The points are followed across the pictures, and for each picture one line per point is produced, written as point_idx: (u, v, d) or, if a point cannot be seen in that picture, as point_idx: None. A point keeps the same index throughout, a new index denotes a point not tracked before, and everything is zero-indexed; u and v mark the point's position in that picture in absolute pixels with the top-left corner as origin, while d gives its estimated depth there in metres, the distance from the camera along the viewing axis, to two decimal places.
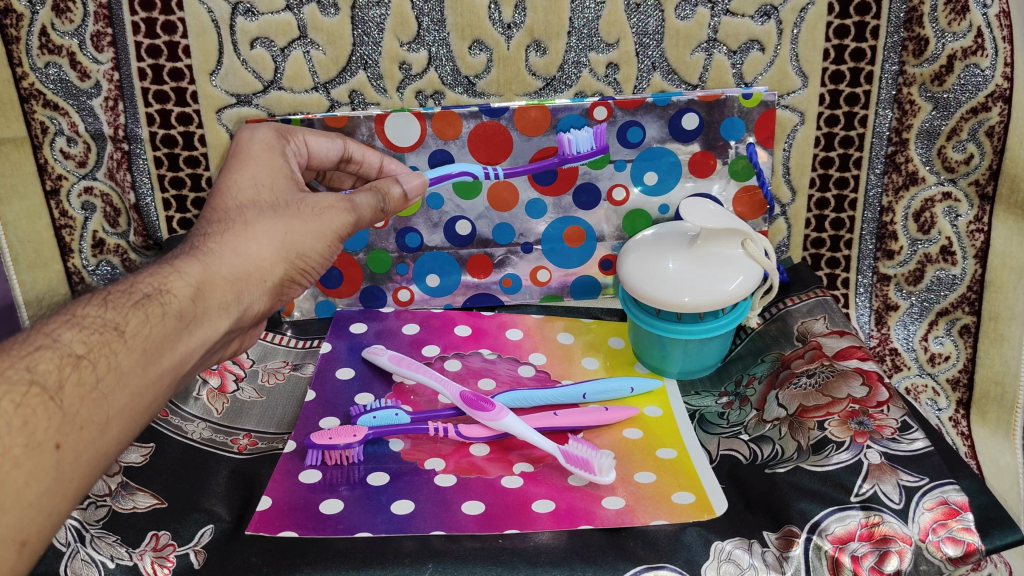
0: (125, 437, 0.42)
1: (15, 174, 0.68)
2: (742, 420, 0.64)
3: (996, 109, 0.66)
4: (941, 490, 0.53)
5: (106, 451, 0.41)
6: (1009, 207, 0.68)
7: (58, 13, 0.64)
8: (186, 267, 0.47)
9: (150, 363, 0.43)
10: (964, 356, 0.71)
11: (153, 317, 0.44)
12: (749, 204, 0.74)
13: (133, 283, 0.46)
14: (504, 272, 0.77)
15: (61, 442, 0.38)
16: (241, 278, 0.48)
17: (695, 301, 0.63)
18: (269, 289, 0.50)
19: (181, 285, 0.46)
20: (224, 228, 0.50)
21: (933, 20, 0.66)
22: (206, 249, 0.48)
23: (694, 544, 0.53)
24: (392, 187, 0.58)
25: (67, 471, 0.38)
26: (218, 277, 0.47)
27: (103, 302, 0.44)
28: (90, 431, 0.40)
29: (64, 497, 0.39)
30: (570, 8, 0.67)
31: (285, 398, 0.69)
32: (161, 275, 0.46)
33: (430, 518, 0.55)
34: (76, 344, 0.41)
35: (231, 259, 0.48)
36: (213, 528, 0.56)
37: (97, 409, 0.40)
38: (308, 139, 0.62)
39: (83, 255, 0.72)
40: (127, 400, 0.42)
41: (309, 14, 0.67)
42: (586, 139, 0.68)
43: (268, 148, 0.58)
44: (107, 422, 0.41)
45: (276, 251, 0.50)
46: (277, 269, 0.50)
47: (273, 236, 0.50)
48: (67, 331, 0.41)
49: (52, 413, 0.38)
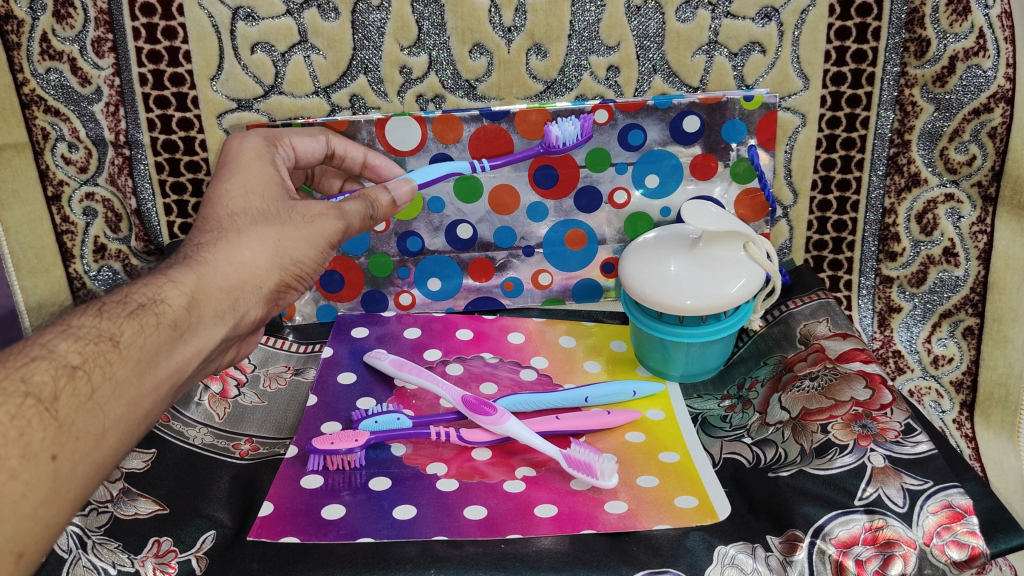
0: (123, 447, 0.42)
1: (16, 180, 0.68)
2: (745, 423, 0.64)
3: (998, 110, 0.66)
4: (946, 493, 0.53)
5: (102, 461, 0.41)
6: (1012, 207, 0.68)
7: (59, 19, 0.64)
8: (180, 276, 0.47)
9: (146, 372, 0.43)
10: (968, 358, 0.71)
11: (148, 326, 0.44)
12: (751, 207, 0.74)
13: (127, 293, 0.46)
14: (505, 275, 0.77)
15: (57, 453, 0.38)
16: (237, 287, 0.48)
17: (697, 303, 0.62)
18: (265, 295, 0.50)
19: (175, 293, 0.46)
20: (217, 236, 0.50)
21: (934, 21, 0.66)
22: (200, 258, 0.48)
23: (698, 549, 0.52)
24: (380, 195, 0.59)
25: (64, 481, 0.39)
26: (213, 286, 0.47)
27: (98, 311, 0.44)
28: (87, 442, 0.40)
29: (62, 506, 0.39)
30: (571, 12, 0.67)
31: (286, 403, 0.69)
32: (155, 284, 0.46)
33: (432, 523, 0.55)
34: (71, 354, 0.41)
35: (225, 267, 0.48)
36: (215, 534, 0.56)
37: (93, 419, 0.40)
38: (295, 141, 0.63)
39: (84, 260, 0.72)
40: (123, 409, 0.42)
41: (309, 18, 0.67)
42: (574, 133, 0.67)
43: (258, 156, 0.58)
44: (104, 432, 0.41)
45: (271, 259, 0.50)
46: (272, 276, 0.50)
47: (266, 242, 0.50)
48: (62, 341, 0.41)
49: (48, 423, 0.38)
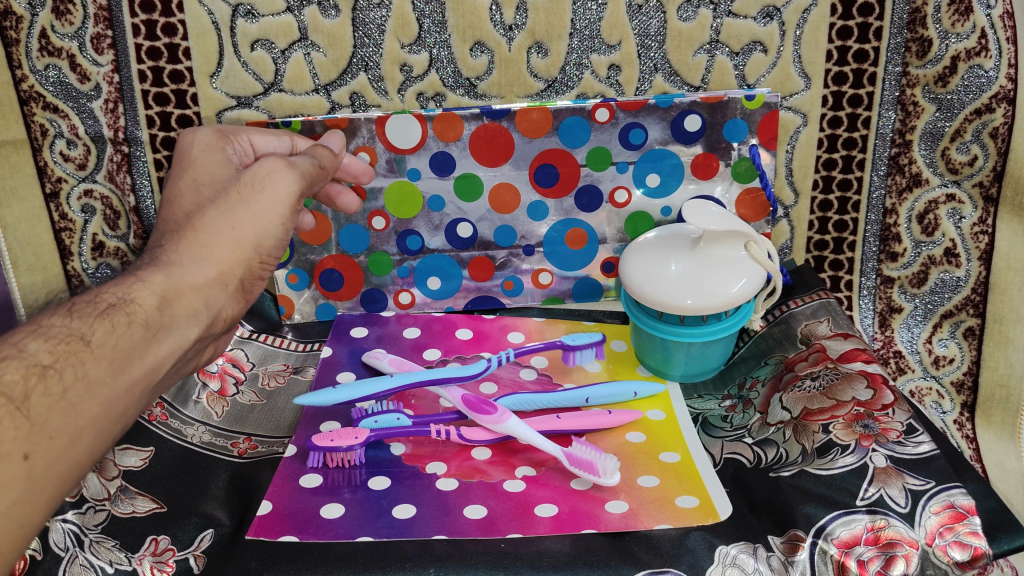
0: (97, 447, 0.42)
1: (15, 177, 0.67)
2: (746, 423, 0.63)
3: (1000, 110, 0.66)
4: (948, 493, 0.52)
5: (77, 461, 0.41)
6: (1013, 208, 0.68)
7: (58, 15, 0.64)
8: (150, 276, 0.46)
9: (120, 371, 0.43)
10: (969, 358, 0.71)
11: (119, 326, 0.43)
12: (751, 206, 0.73)
13: (98, 293, 0.45)
14: (505, 274, 0.76)
15: (30, 452, 0.38)
16: (209, 284, 0.48)
17: (698, 303, 0.62)
18: (234, 291, 0.50)
19: (146, 293, 0.45)
20: (178, 236, 0.49)
21: (936, 21, 0.66)
22: (167, 258, 0.48)
23: (699, 548, 0.52)
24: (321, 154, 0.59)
25: (38, 481, 0.38)
26: (186, 285, 0.47)
27: (68, 312, 0.44)
28: (61, 442, 0.39)
29: (37, 506, 0.39)
30: (572, 10, 0.67)
31: (285, 401, 0.69)
32: (126, 284, 0.46)
33: (431, 522, 0.54)
34: (42, 353, 0.41)
35: (194, 266, 0.47)
36: (213, 532, 0.55)
37: (67, 419, 0.40)
38: (254, 137, 0.61)
39: (83, 257, 0.71)
40: (97, 409, 0.41)
41: (310, 15, 0.66)
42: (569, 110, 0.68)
43: (216, 155, 0.58)
44: (79, 432, 0.40)
45: (235, 251, 0.49)
46: (239, 268, 0.49)
47: (222, 236, 0.49)
48: (34, 341, 0.41)
49: (20, 423, 0.38)
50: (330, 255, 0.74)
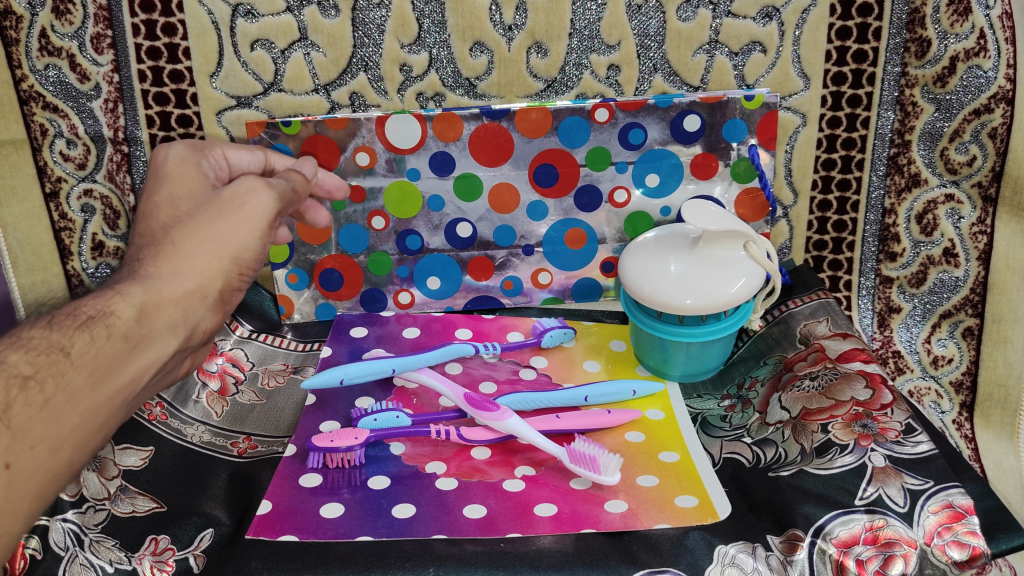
0: (78, 457, 0.43)
1: (15, 176, 0.68)
2: (745, 423, 0.64)
3: (999, 110, 0.66)
4: (947, 493, 0.52)
5: (58, 471, 0.42)
6: (1012, 208, 0.68)
7: (58, 15, 0.64)
8: (128, 289, 0.46)
9: (99, 383, 0.43)
10: (968, 358, 0.71)
11: (99, 337, 0.44)
12: (751, 206, 0.73)
13: (77, 305, 0.45)
14: (505, 274, 0.76)
15: (10, 462, 0.39)
16: (187, 295, 0.48)
17: (697, 303, 0.62)
18: (211, 304, 0.49)
19: (124, 306, 0.45)
20: (157, 250, 0.49)
21: (936, 21, 0.66)
22: (145, 271, 0.47)
23: (698, 547, 0.52)
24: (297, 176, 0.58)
25: (16, 490, 0.40)
26: (164, 298, 0.47)
27: (49, 322, 0.44)
28: (41, 451, 0.41)
29: (15, 516, 0.40)
30: (572, 10, 0.67)
31: (284, 400, 0.69)
32: (104, 297, 0.46)
33: (431, 522, 0.54)
34: (23, 364, 0.41)
35: (172, 277, 0.47)
36: (213, 532, 0.55)
37: (49, 427, 0.41)
38: (228, 152, 0.60)
39: (82, 257, 0.71)
40: (79, 419, 0.42)
41: (310, 15, 0.66)
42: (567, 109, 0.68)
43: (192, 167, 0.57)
44: (60, 442, 0.41)
45: (212, 261, 0.48)
46: (218, 280, 0.49)
47: (201, 250, 0.48)
48: (14, 352, 0.42)
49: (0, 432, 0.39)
50: (330, 254, 0.74)
